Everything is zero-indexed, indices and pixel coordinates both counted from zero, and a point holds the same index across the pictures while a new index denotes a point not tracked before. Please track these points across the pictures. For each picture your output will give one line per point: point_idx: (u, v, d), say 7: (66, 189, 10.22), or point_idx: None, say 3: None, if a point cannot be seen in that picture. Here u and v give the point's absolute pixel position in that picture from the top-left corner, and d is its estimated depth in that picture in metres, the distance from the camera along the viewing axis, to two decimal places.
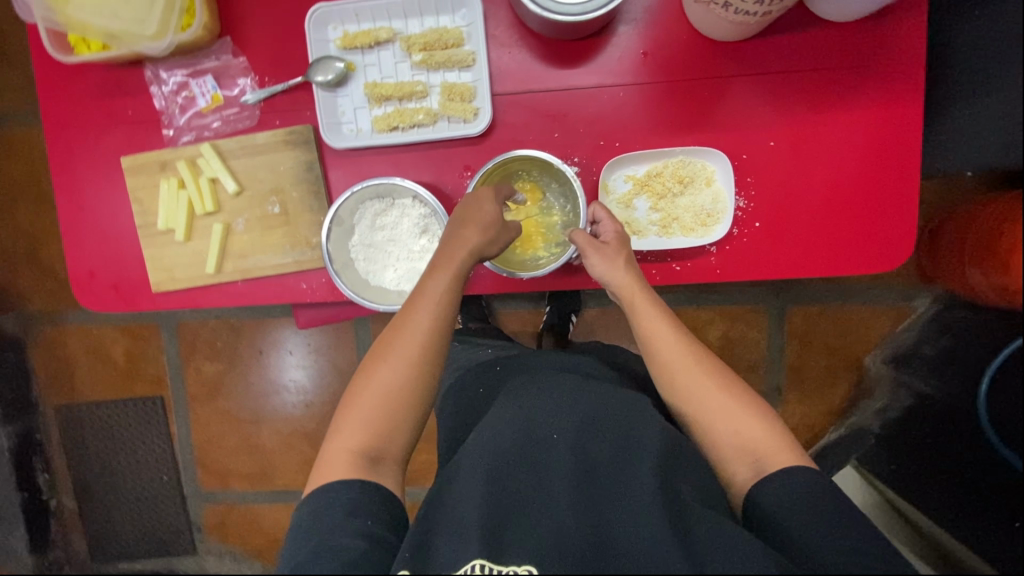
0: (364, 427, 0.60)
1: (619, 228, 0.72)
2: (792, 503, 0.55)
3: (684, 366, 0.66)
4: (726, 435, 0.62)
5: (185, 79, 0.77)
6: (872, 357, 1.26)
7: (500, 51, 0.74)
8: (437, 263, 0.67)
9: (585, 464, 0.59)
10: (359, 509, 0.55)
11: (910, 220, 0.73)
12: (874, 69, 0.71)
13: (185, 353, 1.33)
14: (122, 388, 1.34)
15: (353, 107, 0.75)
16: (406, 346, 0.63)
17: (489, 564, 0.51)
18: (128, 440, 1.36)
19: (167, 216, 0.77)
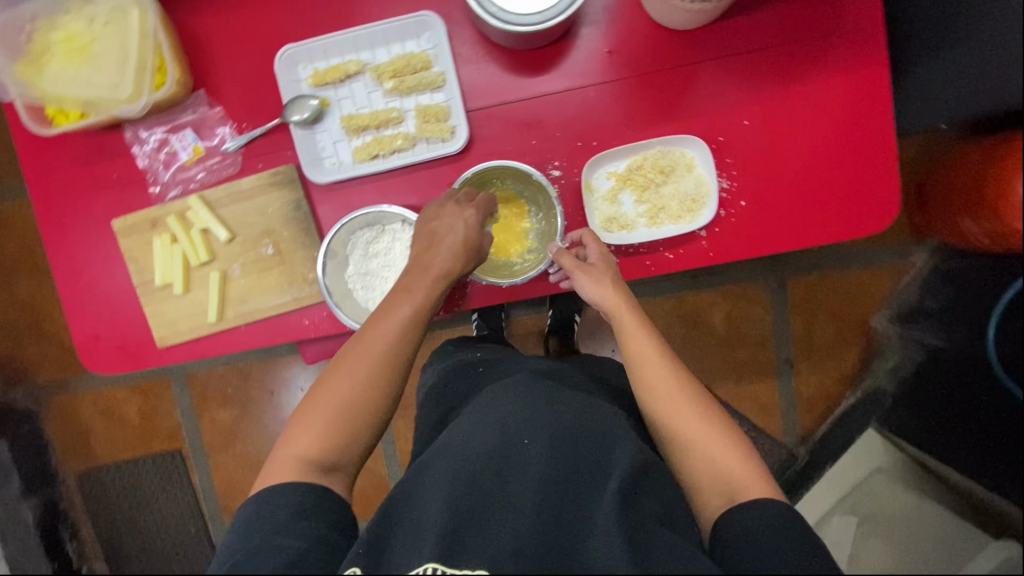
0: (317, 435, 0.59)
1: (605, 250, 0.72)
2: (758, 535, 0.52)
3: (666, 393, 0.64)
4: (704, 465, 0.60)
5: (165, 135, 0.78)
6: (877, 317, 1.27)
7: (468, 68, 0.75)
8: (409, 280, 0.67)
9: (555, 471, 0.57)
10: (303, 510, 0.53)
11: (889, 184, 0.74)
12: (838, 37, 0.72)
13: (198, 403, 1.33)
14: (139, 445, 1.34)
15: (332, 141, 0.76)
16: (368, 359, 0.63)
17: (441, 568, 0.49)
18: (151, 496, 1.35)
19: (163, 271, 0.78)
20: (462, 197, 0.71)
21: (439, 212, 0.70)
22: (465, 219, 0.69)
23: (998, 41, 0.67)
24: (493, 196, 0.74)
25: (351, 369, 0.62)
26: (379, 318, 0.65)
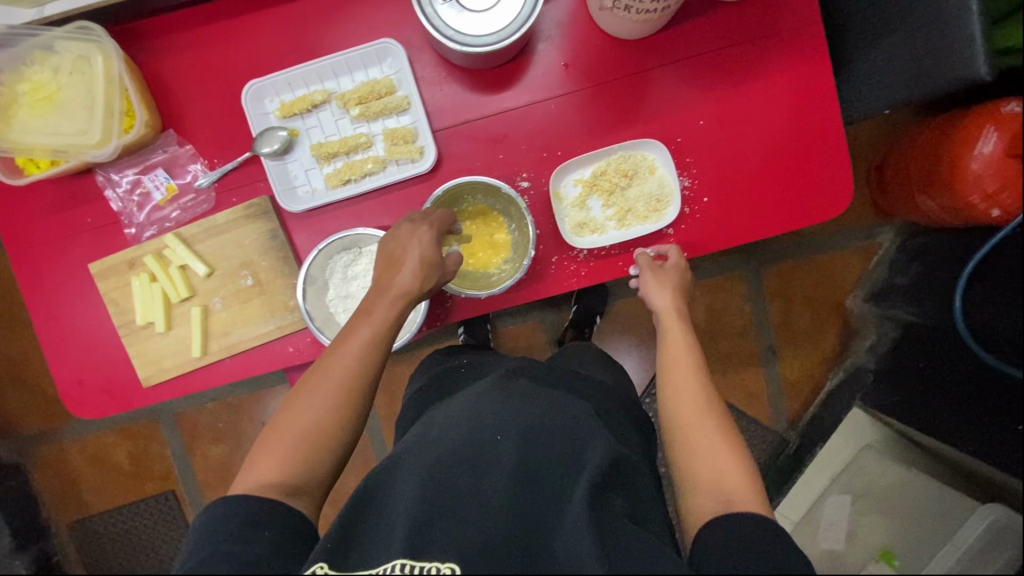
0: (278, 459, 0.58)
1: (683, 261, 0.77)
2: (735, 553, 0.53)
3: (690, 400, 0.69)
4: (707, 473, 0.62)
5: (137, 176, 0.79)
6: (853, 298, 1.32)
7: (432, 90, 0.78)
8: (368, 303, 0.66)
9: (527, 470, 0.60)
10: (259, 519, 0.53)
11: (841, 171, 0.78)
12: (777, 36, 0.76)
13: (189, 441, 1.32)
14: (131, 490, 1.33)
15: (304, 169, 0.78)
16: (331, 385, 0.62)
17: (410, 563, 0.50)
18: (147, 541, 1.35)
19: (144, 310, 0.79)
20: (418, 218, 0.70)
21: (398, 235, 0.69)
22: (419, 238, 0.68)
23: (930, 25, 0.70)
24: (453, 213, 0.73)
25: (312, 393, 0.62)
26: (339, 342, 0.65)
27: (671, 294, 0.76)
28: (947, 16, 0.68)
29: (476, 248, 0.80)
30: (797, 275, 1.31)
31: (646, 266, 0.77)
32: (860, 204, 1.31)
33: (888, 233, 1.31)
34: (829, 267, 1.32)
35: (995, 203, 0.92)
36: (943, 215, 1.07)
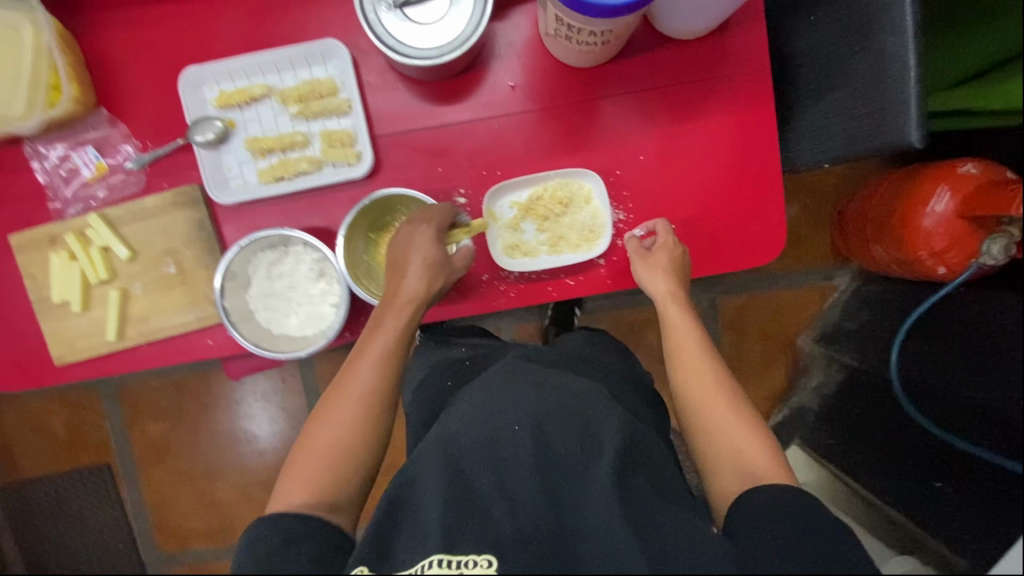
0: (308, 479, 0.61)
1: (672, 238, 0.75)
2: (765, 514, 0.55)
3: (704, 385, 0.70)
4: (731, 452, 0.65)
5: (67, 151, 0.77)
6: (803, 336, 1.35)
7: (377, 96, 0.77)
8: (380, 316, 0.69)
9: (546, 456, 0.63)
10: (296, 536, 0.54)
11: (776, 218, 0.79)
12: (723, 80, 0.77)
13: (129, 416, 1.34)
14: (66, 459, 1.34)
15: (238, 162, 0.76)
16: (352, 398, 0.66)
17: (445, 558, 0.54)
18: (78, 512, 1.35)
19: (60, 288, 0.77)
20: (421, 215, 0.71)
21: (402, 240, 0.71)
22: (420, 239, 0.70)
23: (871, 85, 0.70)
24: (454, 205, 0.74)
25: (334, 410, 0.65)
26: (355, 358, 0.68)
27: (669, 277, 0.74)
28: (887, 78, 0.68)
29: None
30: (750, 310, 1.34)
31: (633, 250, 0.76)
32: (821, 245, 1.33)
33: (846, 275, 1.33)
34: (781, 306, 1.34)
35: (942, 261, 0.98)
36: (891, 265, 1.11)
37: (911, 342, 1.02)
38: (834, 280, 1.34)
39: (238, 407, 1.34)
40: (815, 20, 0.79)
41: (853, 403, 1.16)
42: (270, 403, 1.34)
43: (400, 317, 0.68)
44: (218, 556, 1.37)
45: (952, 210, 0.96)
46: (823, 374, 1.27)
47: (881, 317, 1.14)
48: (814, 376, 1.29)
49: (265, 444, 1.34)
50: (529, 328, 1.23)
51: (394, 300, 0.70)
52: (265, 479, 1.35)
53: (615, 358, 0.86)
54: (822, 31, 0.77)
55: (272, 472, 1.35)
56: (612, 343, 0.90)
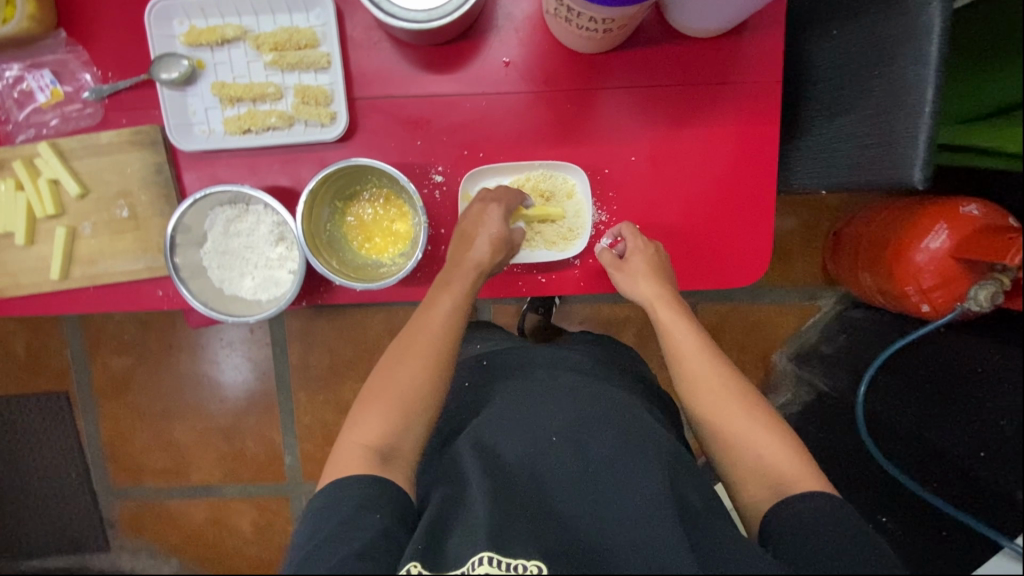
0: (377, 423, 0.62)
1: (643, 245, 0.72)
2: (806, 530, 0.56)
3: (713, 387, 0.68)
4: (749, 458, 0.64)
5: (21, 73, 0.72)
6: (780, 353, 1.30)
7: (360, 56, 0.71)
8: (447, 276, 0.70)
9: (588, 466, 0.63)
10: (371, 502, 0.56)
11: (764, 239, 0.75)
12: (730, 87, 0.72)
13: (91, 346, 1.27)
14: (21, 384, 1.25)
15: (204, 107, 0.71)
16: (419, 350, 0.67)
17: (495, 557, 0.55)
18: (27, 439, 1.26)
19: (5, 219, 0.73)
20: (489, 195, 0.70)
21: (470, 213, 0.70)
22: (490, 215, 0.69)
23: (884, 114, 0.67)
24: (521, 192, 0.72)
25: (401, 359, 0.66)
26: (423, 313, 0.69)
27: (653, 281, 0.71)
28: (901, 110, 0.64)
29: (373, 234, 0.75)
30: (732, 318, 1.29)
31: (610, 264, 0.74)
32: (813, 264, 1.28)
33: (831, 298, 1.28)
34: (762, 320, 1.29)
35: (927, 299, 0.94)
36: (879, 295, 1.07)
37: (885, 375, 1.00)
38: (818, 300, 1.29)
39: (204, 351, 1.28)
40: (836, 34, 0.73)
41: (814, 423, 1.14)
42: (236, 352, 1.28)
43: (453, 297, 0.69)
44: (173, 496, 1.33)
45: (947, 250, 0.92)
46: (793, 391, 1.26)
47: (860, 343, 1.10)
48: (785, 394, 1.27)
49: (228, 391, 1.28)
50: (509, 310, 1.21)
51: (459, 269, 0.70)
52: (226, 426, 1.30)
53: (589, 347, 0.85)
54: (840, 47, 0.73)
55: (232, 420, 1.29)
56: (584, 343, 0.87)
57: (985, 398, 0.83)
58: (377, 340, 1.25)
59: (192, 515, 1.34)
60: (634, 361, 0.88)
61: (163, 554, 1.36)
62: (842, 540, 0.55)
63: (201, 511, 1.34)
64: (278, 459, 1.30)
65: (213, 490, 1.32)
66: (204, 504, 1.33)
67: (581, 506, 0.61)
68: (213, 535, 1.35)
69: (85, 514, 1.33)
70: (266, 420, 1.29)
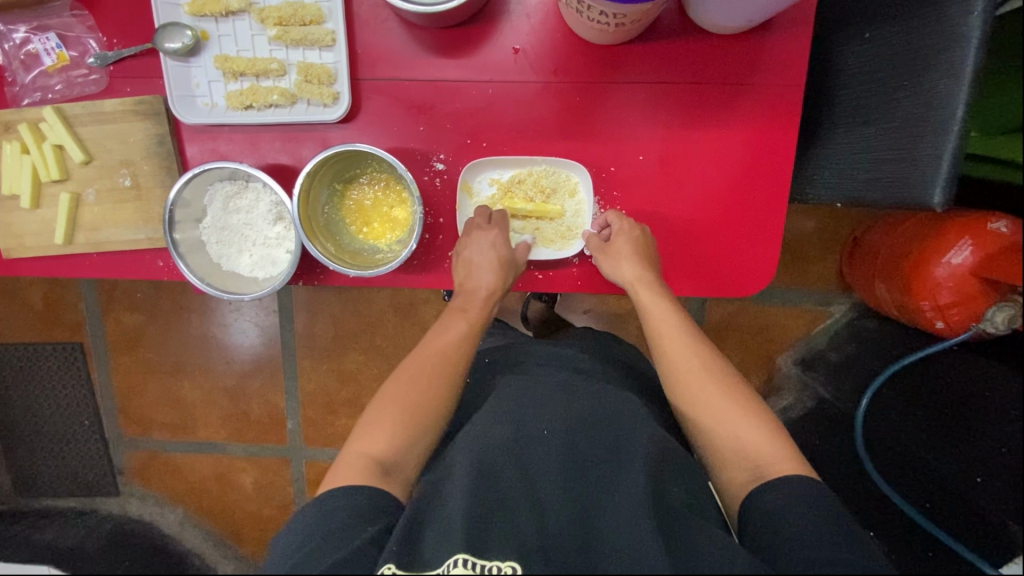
0: (383, 436, 0.61)
1: (632, 230, 0.69)
2: (787, 521, 0.53)
3: (690, 370, 0.65)
4: (727, 442, 0.61)
5: (28, 35, 0.72)
6: (785, 357, 1.24)
7: (366, 35, 0.69)
8: (461, 300, 0.71)
9: (574, 461, 0.61)
10: (364, 514, 0.56)
11: (772, 247, 0.73)
12: (752, 88, 0.69)
13: (105, 302, 1.27)
14: (41, 332, 1.28)
15: (207, 80, 0.70)
16: (431, 370, 0.66)
17: (470, 559, 0.53)
18: (46, 383, 1.29)
19: (11, 181, 0.74)
20: (485, 220, 0.71)
21: (461, 240, 0.71)
22: (491, 241, 0.70)
23: (909, 129, 0.63)
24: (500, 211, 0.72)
25: (409, 376, 0.66)
26: (435, 333, 0.70)
27: (635, 261, 0.68)
28: (928, 125, 0.61)
29: (371, 218, 0.75)
30: (739, 317, 1.23)
31: (595, 248, 0.71)
32: (829, 266, 1.21)
33: (844, 304, 1.22)
34: (771, 323, 1.24)
35: (942, 317, 0.91)
36: (893, 308, 1.03)
37: (887, 391, 0.97)
38: (832, 306, 1.23)
39: (214, 314, 1.26)
40: (869, 38, 0.69)
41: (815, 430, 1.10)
42: (243, 318, 1.26)
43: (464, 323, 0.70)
44: (180, 450, 1.33)
45: (969, 266, 0.87)
46: (795, 395, 1.21)
47: (869, 354, 1.07)
48: (785, 397, 1.23)
49: (235, 354, 1.27)
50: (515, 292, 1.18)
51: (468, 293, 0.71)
52: (232, 386, 1.29)
53: (583, 346, 0.83)
54: (873, 53, 0.69)
55: (238, 381, 1.29)
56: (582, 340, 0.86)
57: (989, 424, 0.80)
58: (381, 315, 1.24)
59: (197, 469, 1.33)
60: (636, 358, 0.86)
61: (169, 504, 1.35)
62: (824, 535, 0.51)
63: (205, 467, 1.33)
64: (280, 423, 1.29)
65: (218, 447, 1.32)
66: (208, 460, 1.33)
67: (564, 503, 0.58)
68: (216, 490, 1.34)
69: (96, 461, 1.34)
70: (270, 384, 1.28)
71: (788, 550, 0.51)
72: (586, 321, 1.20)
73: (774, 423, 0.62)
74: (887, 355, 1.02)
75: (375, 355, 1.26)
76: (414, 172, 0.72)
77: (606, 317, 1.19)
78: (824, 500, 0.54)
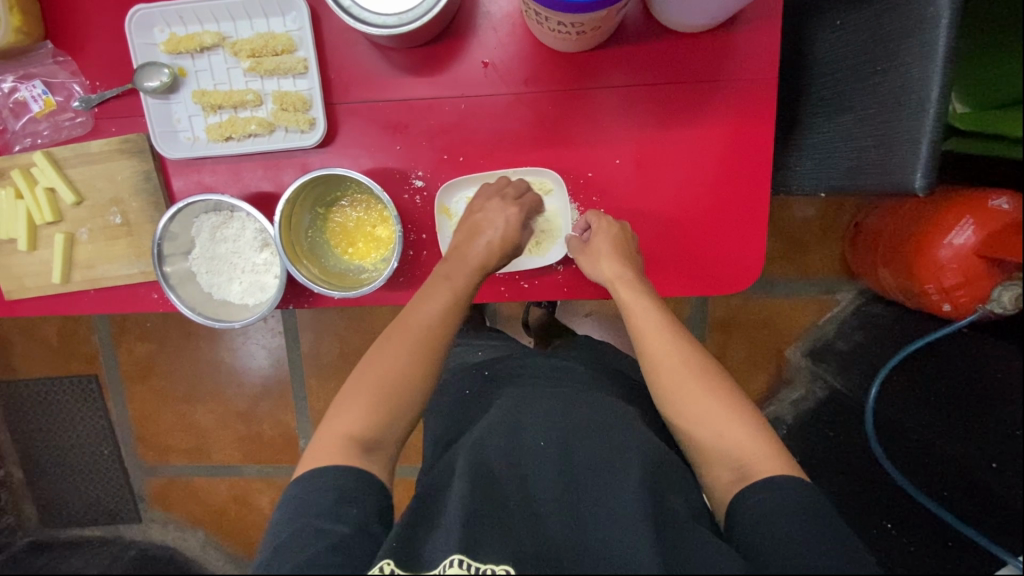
0: (358, 412, 0.60)
1: (614, 229, 0.69)
2: (774, 523, 0.52)
3: (674, 368, 0.64)
4: (711, 441, 0.60)
5: (15, 83, 0.75)
6: (793, 348, 1.22)
7: (337, 59, 0.70)
8: (448, 266, 0.68)
9: (569, 471, 0.60)
10: (347, 495, 0.55)
11: (758, 242, 0.71)
12: (727, 82, 0.68)
13: (115, 334, 1.29)
14: (56, 366, 1.31)
15: (187, 114, 0.72)
16: (409, 339, 0.64)
17: (466, 560, 0.53)
18: (65, 414, 1.32)
19: (8, 225, 0.76)
20: (509, 193, 0.70)
21: (476, 207, 0.70)
22: (507, 217, 0.69)
23: (888, 116, 0.63)
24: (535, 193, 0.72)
25: (390, 345, 0.64)
26: (416, 304, 0.66)
27: (615, 260, 0.67)
28: (905, 112, 0.60)
29: (356, 238, 0.75)
30: (744, 311, 1.22)
31: (575, 249, 0.71)
32: (831, 254, 1.19)
33: (850, 291, 1.19)
34: (776, 315, 1.22)
35: (949, 300, 0.85)
36: (897, 292, 1.00)
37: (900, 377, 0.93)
38: (837, 294, 1.20)
39: (221, 339, 1.28)
40: (841, 24, 0.69)
41: (826, 421, 1.09)
42: (249, 341, 1.28)
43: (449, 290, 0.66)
44: (197, 474, 1.35)
45: (971, 246, 0.81)
46: (805, 388, 1.18)
47: (876, 340, 1.04)
48: (796, 390, 1.20)
49: (244, 377, 1.29)
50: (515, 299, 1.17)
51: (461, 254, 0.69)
52: (243, 409, 1.31)
53: (579, 354, 0.82)
54: (848, 38, 0.68)
55: (248, 403, 1.30)
56: (576, 348, 0.85)
57: (1002, 414, 0.76)
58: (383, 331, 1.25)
59: (214, 493, 1.35)
60: (632, 362, 0.85)
61: (189, 527, 1.37)
62: (812, 538, 0.50)
63: (222, 490, 1.35)
64: (292, 442, 1.31)
65: (233, 470, 1.34)
66: (224, 483, 1.34)
67: (560, 515, 0.57)
68: (233, 512, 1.35)
69: (116, 489, 1.36)
70: (280, 404, 1.30)
71: (774, 552, 0.50)
72: (588, 323, 1.18)
73: (760, 422, 0.61)
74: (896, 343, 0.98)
75: None
76: (394, 191, 0.73)
77: (608, 318, 1.18)
78: (814, 500, 0.53)
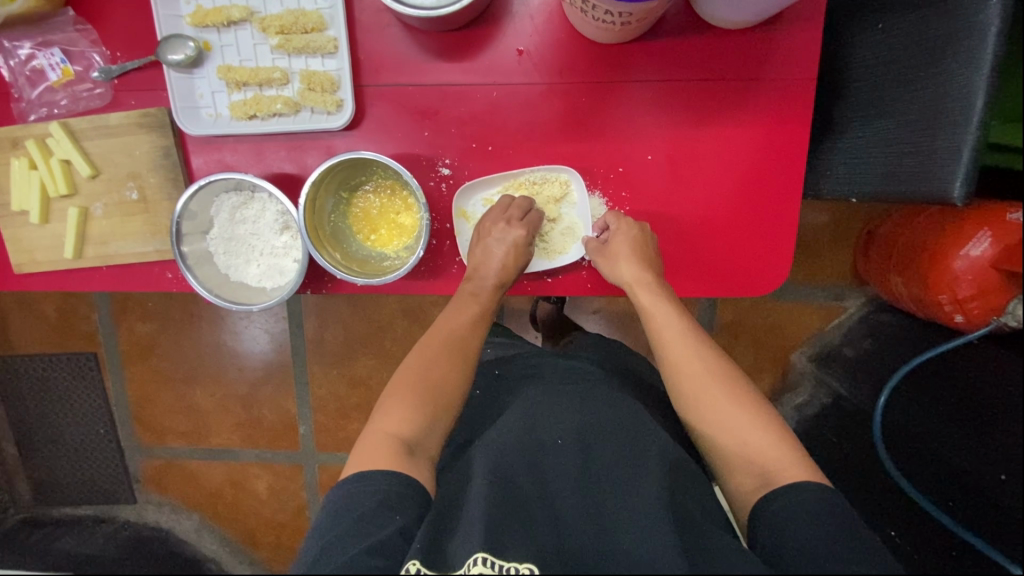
0: (397, 415, 0.61)
1: (631, 229, 0.68)
2: (799, 524, 0.52)
3: (695, 375, 0.63)
4: (730, 445, 0.59)
5: (33, 51, 0.73)
6: (799, 353, 1.22)
7: (367, 41, 0.69)
8: (472, 287, 0.70)
9: (588, 471, 0.59)
10: (389, 501, 0.54)
11: (787, 244, 0.71)
12: (766, 81, 0.68)
13: (117, 312, 1.27)
14: (55, 343, 1.28)
15: (211, 90, 0.70)
16: (437, 353, 0.66)
17: (490, 558, 0.51)
18: (63, 392, 1.30)
19: (20, 196, 0.74)
20: (507, 209, 0.70)
21: (483, 231, 0.70)
22: (512, 236, 0.68)
23: (927, 122, 0.62)
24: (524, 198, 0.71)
25: (420, 363, 0.65)
26: (445, 320, 0.69)
27: (634, 262, 0.66)
28: (945, 119, 0.60)
29: (378, 222, 0.74)
30: (752, 314, 1.21)
31: (593, 251, 0.70)
32: (842, 260, 1.19)
33: (858, 299, 1.19)
34: (783, 318, 1.22)
35: (962, 310, 0.83)
36: (908, 302, 1.00)
37: (908, 389, 0.91)
38: (846, 301, 1.20)
39: (225, 322, 1.26)
40: (883, 28, 0.68)
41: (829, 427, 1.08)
42: (253, 324, 1.26)
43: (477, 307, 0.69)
44: (195, 457, 1.33)
45: (988, 258, 0.80)
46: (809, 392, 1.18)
47: (884, 347, 1.03)
48: (800, 395, 1.20)
49: (247, 361, 1.27)
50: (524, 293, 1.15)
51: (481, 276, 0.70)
52: (245, 393, 1.29)
53: (595, 355, 0.81)
54: (887, 42, 0.68)
55: (250, 387, 1.29)
56: (590, 348, 0.85)
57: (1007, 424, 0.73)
58: (389, 319, 1.23)
59: (213, 476, 1.33)
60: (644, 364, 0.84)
61: (185, 510, 1.35)
62: (833, 539, 0.50)
63: (220, 474, 1.33)
64: (293, 428, 1.29)
65: (233, 453, 1.32)
66: (223, 466, 1.33)
67: (577, 515, 0.56)
68: (231, 496, 1.34)
69: (114, 469, 1.34)
70: (282, 390, 1.28)
71: (796, 557, 0.50)
72: (595, 321, 1.17)
73: (780, 427, 0.60)
74: (903, 352, 0.98)
75: (384, 358, 1.25)
76: (419, 178, 0.72)
77: (617, 317, 1.16)
78: (838, 503, 0.53)
